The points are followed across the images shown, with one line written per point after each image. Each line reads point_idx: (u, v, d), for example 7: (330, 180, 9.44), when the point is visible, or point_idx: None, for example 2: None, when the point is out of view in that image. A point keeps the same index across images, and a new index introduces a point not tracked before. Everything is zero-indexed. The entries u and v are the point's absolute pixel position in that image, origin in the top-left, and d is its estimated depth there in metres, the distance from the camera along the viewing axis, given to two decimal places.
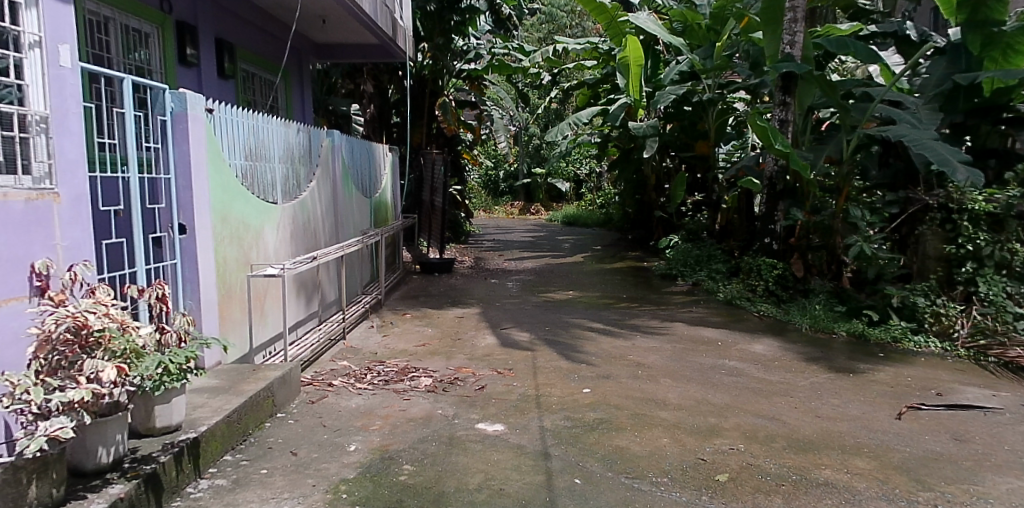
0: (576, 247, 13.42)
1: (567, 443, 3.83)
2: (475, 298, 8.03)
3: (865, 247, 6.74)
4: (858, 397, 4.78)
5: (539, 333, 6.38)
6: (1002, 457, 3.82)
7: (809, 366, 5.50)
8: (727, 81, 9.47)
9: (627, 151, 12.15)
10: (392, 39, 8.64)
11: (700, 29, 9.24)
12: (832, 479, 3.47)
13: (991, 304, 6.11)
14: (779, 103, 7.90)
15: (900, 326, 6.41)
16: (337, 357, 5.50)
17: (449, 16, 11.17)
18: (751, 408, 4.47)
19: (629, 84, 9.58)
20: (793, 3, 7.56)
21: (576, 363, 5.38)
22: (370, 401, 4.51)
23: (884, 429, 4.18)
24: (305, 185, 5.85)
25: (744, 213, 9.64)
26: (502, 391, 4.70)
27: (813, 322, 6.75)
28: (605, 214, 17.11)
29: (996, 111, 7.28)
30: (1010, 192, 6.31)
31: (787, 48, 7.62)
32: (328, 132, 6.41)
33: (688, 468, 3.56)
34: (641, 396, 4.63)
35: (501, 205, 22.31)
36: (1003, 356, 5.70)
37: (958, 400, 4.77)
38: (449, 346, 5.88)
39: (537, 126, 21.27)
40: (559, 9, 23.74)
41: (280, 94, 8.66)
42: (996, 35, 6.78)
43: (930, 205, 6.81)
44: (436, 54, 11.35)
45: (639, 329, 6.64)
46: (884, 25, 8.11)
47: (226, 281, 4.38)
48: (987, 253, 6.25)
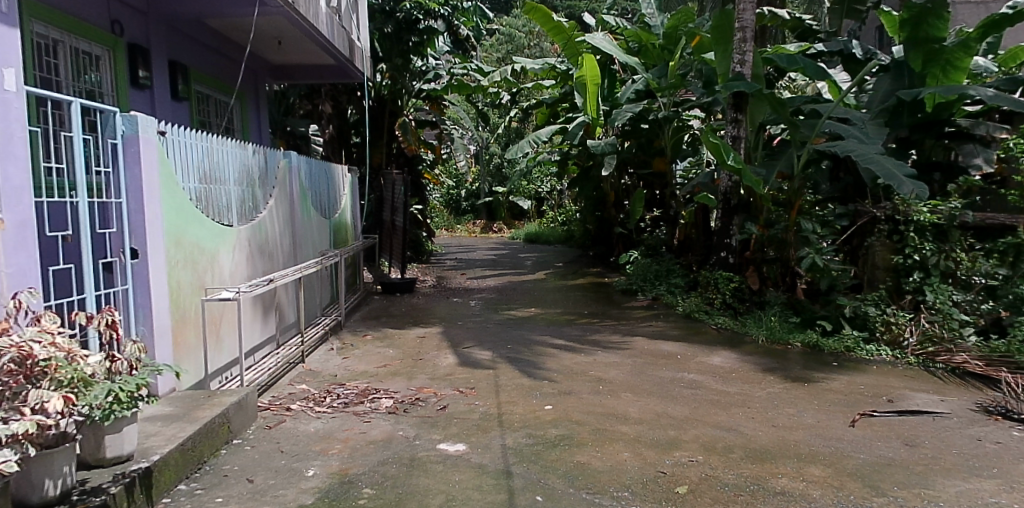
0: (539, 264, 13.50)
1: (529, 461, 3.83)
2: (436, 318, 8.01)
3: (817, 259, 6.88)
4: (813, 406, 4.87)
5: (501, 350, 6.37)
6: (951, 461, 3.93)
7: (765, 377, 5.59)
8: (682, 100, 9.70)
9: (586, 169, 12.38)
10: (349, 60, 8.63)
11: (654, 50, 9.51)
12: (789, 488, 3.53)
13: (937, 312, 6.32)
14: (731, 120, 8.07)
15: (852, 336, 6.54)
16: (296, 380, 5.43)
17: (407, 37, 11.23)
18: (710, 420, 4.52)
19: (587, 102, 9.72)
20: (742, 23, 7.79)
21: (538, 380, 5.39)
22: (330, 424, 4.45)
23: (838, 437, 4.27)
24: (263, 207, 5.81)
25: (701, 228, 9.81)
26: (464, 411, 4.68)
27: (768, 334, 6.88)
28: (566, 231, 17.26)
29: (938, 126, 7.66)
30: (952, 204, 6.54)
31: (737, 67, 7.80)
32: (285, 153, 6.36)
33: (648, 481, 3.59)
34: (602, 411, 4.66)
35: (463, 224, 22.33)
36: (950, 362, 5.90)
37: (909, 406, 4.90)
38: (411, 366, 5.84)
39: (497, 145, 21.45)
40: (517, 31, 24.16)
41: (235, 115, 8.58)
42: (938, 51, 7.13)
43: (877, 217, 7.05)
44: (393, 75, 11.43)
45: (599, 345, 6.67)
46: (831, 44, 8.28)
47: (180, 305, 4.30)
48: (933, 262, 6.48)
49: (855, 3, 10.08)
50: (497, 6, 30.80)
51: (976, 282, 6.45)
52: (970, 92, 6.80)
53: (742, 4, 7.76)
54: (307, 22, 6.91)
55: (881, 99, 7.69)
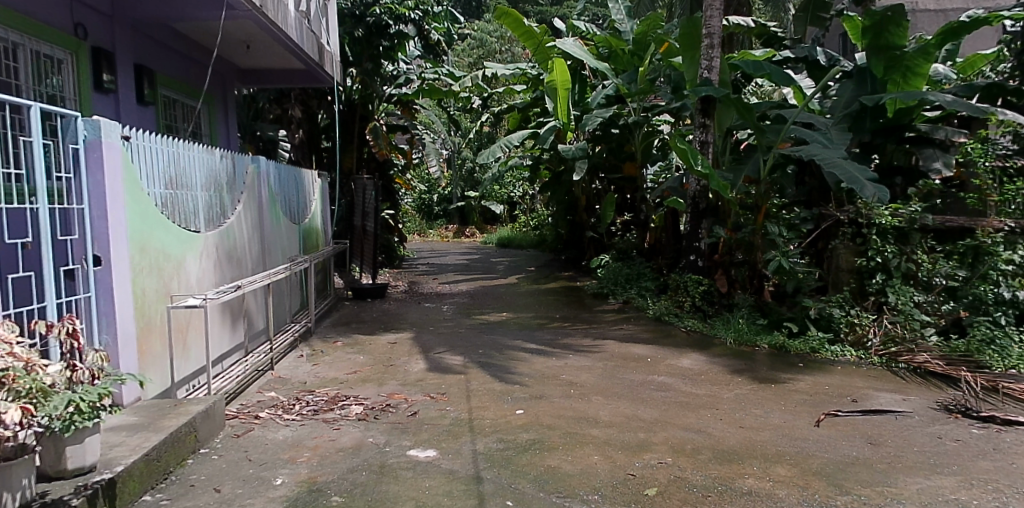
0: (511, 268, 13.52)
1: (499, 466, 3.83)
2: (408, 323, 7.98)
3: (783, 262, 6.99)
4: (780, 407, 4.94)
5: (472, 355, 6.36)
6: (913, 459, 4.02)
7: (733, 379, 5.66)
8: (651, 105, 9.80)
9: (557, 173, 12.45)
10: (319, 65, 8.57)
11: (624, 55, 9.58)
12: (755, 488, 3.58)
13: (900, 313, 6.50)
14: (699, 125, 8.14)
15: (818, 337, 6.65)
16: (265, 388, 5.37)
17: (378, 41, 11.19)
18: (679, 422, 4.57)
19: (558, 107, 9.77)
20: (709, 29, 7.87)
21: (509, 384, 5.40)
22: (299, 432, 4.41)
23: (804, 437, 4.34)
24: (230, 212, 5.73)
25: (671, 232, 9.92)
26: (435, 416, 4.67)
27: (736, 336, 6.97)
28: (539, 236, 17.33)
29: (900, 131, 7.89)
30: (912, 207, 6.71)
31: (704, 73, 7.90)
32: (253, 158, 6.29)
33: (618, 484, 3.62)
34: (572, 415, 4.68)
35: (435, 229, 22.25)
36: (912, 362, 6.02)
37: (872, 406, 5.00)
38: (382, 372, 5.81)
39: (469, 149, 21.45)
40: (489, 35, 24.20)
41: (202, 120, 8.48)
42: (899, 57, 7.30)
43: (841, 220, 7.12)
44: (364, 79, 11.33)
45: (571, 348, 6.70)
46: (797, 51, 8.42)
47: (144, 313, 4.22)
48: (894, 264, 6.64)
49: (819, 11, 10.29)
50: (468, 11, 30.85)
51: (936, 283, 6.67)
52: (930, 98, 6.96)
53: (709, 11, 7.85)
54: (275, 26, 6.83)
55: (845, 105, 7.81)
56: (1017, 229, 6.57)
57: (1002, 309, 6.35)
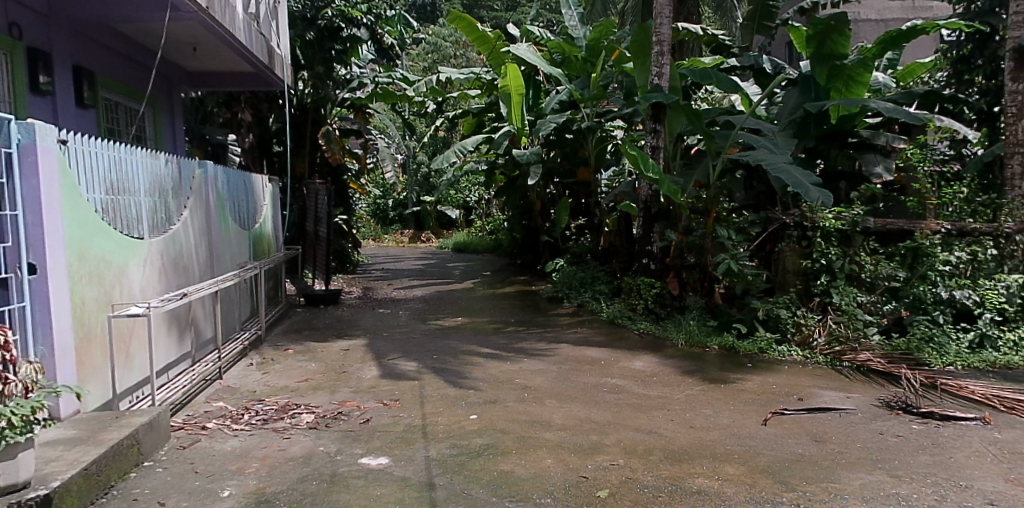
0: (466, 273, 13.48)
1: (452, 472, 3.81)
2: (361, 330, 7.89)
3: (732, 264, 7.12)
4: (729, 406, 5.04)
5: (426, 361, 6.32)
6: (855, 455, 4.14)
7: (684, 379, 5.75)
8: (603, 111, 9.91)
9: (512, 178, 12.50)
10: (268, 68, 8.42)
11: (576, 61, 9.71)
12: (705, 487, 3.64)
13: (844, 313, 6.70)
14: (650, 130, 8.25)
15: (766, 337, 6.78)
16: (213, 398, 5.25)
17: (330, 45, 11.09)
18: (631, 423, 4.62)
19: (511, 112, 9.81)
20: (659, 37, 7.99)
21: (464, 389, 5.38)
22: (247, 443, 4.31)
23: (752, 435, 4.43)
24: (176, 218, 5.58)
25: (624, 236, 10.02)
26: (387, 423, 4.62)
27: (687, 338, 7.07)
28: (495, 240, 17.32)
29: (842, 136, 8.13)
30: (855, 210, 6.91)
31: (655, 79, 8.03)
32: (200, 162, 6.15)
33: (571, 487, 3.64)
34: (526, 419, 4.69)
35: (390, 234, 22.08)
36: (856, 360, 6.20)
37: (817, 404, 5.13)
38: (334, 379, 5.73)
39: (424, 154, 21.36)
40: (444, 40, 24.16)
41: (146, 123, 8.26)
42: (840, 67, 7.54)
43: (787, 224, 7.27)
44: (316, 83, 11.30)
45: (526, 352, 6.71)
46: (743, 59, 8.61)
47: (84, 323, 4.08)
48: (838, 266, 6.83)
49: (765, 19, 10.53)
50: (422, 15, 30.73)
51: (879, 284, 6.87)
52: (870, 105, 7.20)
53: (659, 18, 7.98)
54: (222, 28, 6.71)
55: (789, 111, 8.09)
56: (953, 231, 6.97)
57: (940, 308, 6.69)
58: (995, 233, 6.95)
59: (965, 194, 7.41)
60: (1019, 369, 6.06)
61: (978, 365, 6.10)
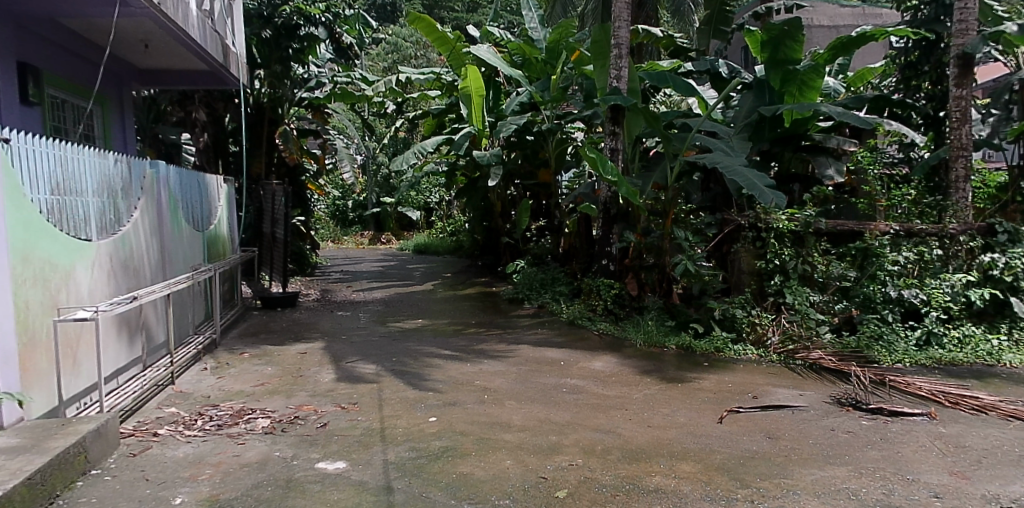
0: (427, 275, 13.42)
1: (410, 475, 3.79)
2: (319, 332, 7.78)
3: (689, 265, 7.21)
4: (686, 405, 5.11)
5: (385, 363, 6.27)
6: (807, 451, 4.23)
7: (642, 379, 5.82)
8: (563, 113, 9.98)
9: (472, 180, 12.49)
10: (223, 66, 8.25)
11: (537, 63, 9.77)
12: (662, 485, 3.68)
13: (796, 312, 6.87)
14: (609, 133, 8.28)
15: (722, 337, 6.89)
16: (165, 403, 5.12)
17: (287, 43, 10.93)
18: (590, 423, 4.65)
19: (472, 113, 9.82)
20: (618, 40, 8.04)
21: (423, 392, 5.35)
22: (200, 449, 4.22)
23: (708, 433, 4.50)
24: (127, 219, 5.43)
25: (584, 238, 10.09)
26: (345, 427, 4.57)
27: (646, 338, 7.14)
28: (456, 242, 17.26)
29: (796, 140, 8.34)
30: (807, 212, 7.08)
31: (614, 82, 8.06)
32: (151, 162, 5.99)
33: (530, 487, 3.65)
34: (486, 420, 4.68)
35: (350, 236, 21.84)
36: (808, 358, 6.33)
37: (771, 401, 5.24)
38: (290, 383, 5.64)
39: (384, 155, 21.20)
40: (404, 41, 24.04)
41: (95, 121, 8.04)
42: (793, 72, 7.73)
43: (742, 225, 7.35)
44: (272, 82, 11.05)
45: (486, 354, 6.70)
46: (699, 64, 8.67)
47: (27, 327, 3.95)
48: (791, 266, 6.99)
49: (721, 24, 10.71)
50: (382, 15, 30.51)
51: (831, 284, 7.08)
52: (822, 109, 7.36)
53: (618, 22, 8.05)
54: (175, 26, 6.57)
55: (745, 115, 8.18)
56: (901, 233, 7.23)
57: (889, 307, 6.87)
58: (941, 234, 7.22)
59: (913, 197, 7.74)
60: (963, 366, 6.28)
61: (925, 362, 6.30)
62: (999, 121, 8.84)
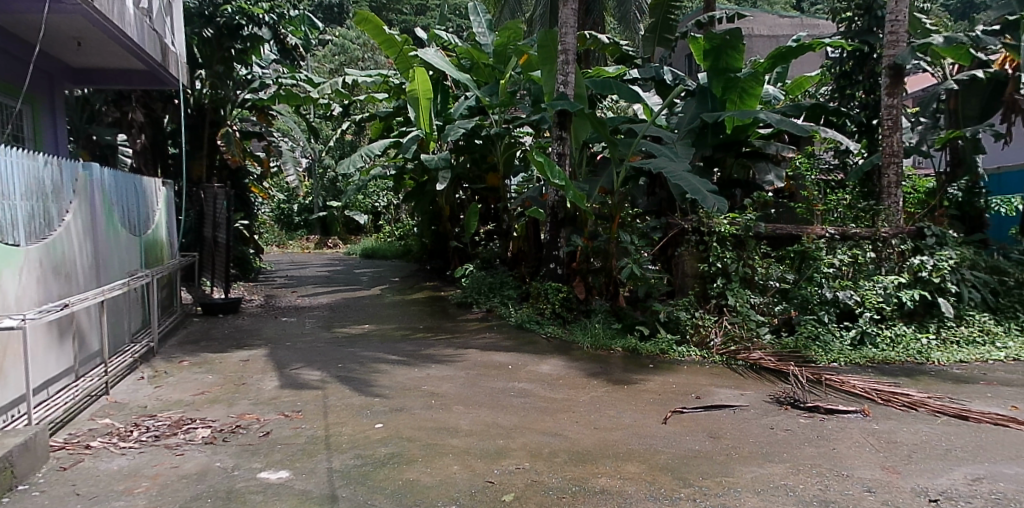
0: (374, 279, 13.28)
1: (355, 483, 3.74)
2: (262, 339, 7.62)
3: (635, 268, 7.29)
4: (632, 406, 5.18)
5: (331, 370, 6.17)
6: (748, 449, 4.34)
7: (589, 381, 5.88)
8: (512, 118, 10.03)
9: (421, 183, 12.41)
10: (162, 66, 8.01)
11: (485, 68, 9.82)
12: (607, 486, 3.72)
13: (738, 314, 7.04)
14: (556, 137, 8.27)
15: (666, 339, 7.01)
16: (98, 415, 4.94)
17: (230, 43, 10.67)
18: (537, 426, 4.67)
19: (419, 116, 9.79)
20: (565, 46, 8.13)
21: (369, 398, 5.29)
22: (136, 461, 4.08)
23: (652, 434, 4.57)
24: (58, 223, 5.22)
25: (532, 241, 10.12)
26: (289, 435, 4.48)
27: (593, 341, 7.21)
28: (404, 246, 17.12)
29: (737, 146, 8.58)
30: (748, 216, 7.29)
31: (561, 88, 8.16)
32: (84, 164, 5.79)
33: (476, 492, 3.64)
34: (433, 426, 4.66)
35: (296, 240, 21.46)
36: (749, 359, 6.48)
37: (713, 401, 5.35)
38: (232, 392, 5.51)
39: (330, 158, 20.90)
40: (350, 43, 23.81)
41: (25, 121, 7.71)
42: (734, 80, 7.93)
43: (685, 229, 7.50)
44: (214, 82, 10.78)
45: (433, 359, 6.67)
46: (644, 71, 8.90)
47: None
48: (733, 269, 7.17)
49: (666, 32, 10.92)
50: (329, 17, 30.13)
51: (770, 286, 7.31)
52: (761, 116, 7.57)
53: (565, 27, 8.13)
54: (110, 23, 6.37)
55: (689, 121, 8.39)
56: (836, 236, 7.48)
57: (825, 308, 7.11)
58: (874, 238, 7.49)
59: (848, 201, 8.02)
60: (895, 364, 6.52)
61: (859, 360, 6.53)
62: (927, 129, 9.27)
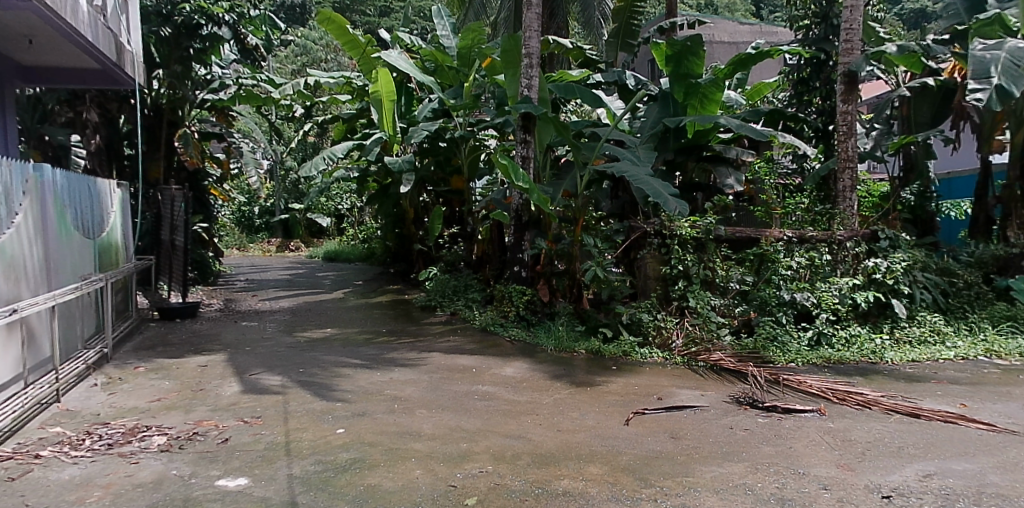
0: (337, 283, 13.15)
1: (316, 489, 3.70)
2: (221, 344, 7.48)
3: (598, 271, 7.35)
4: (595, 408, 5.21)
5: (292, 374, 6.09)
6: (708, 449, 4.39)
7: (552, 384, 5.90)
8: (477, 120, 10.03)
9: (384, 186, 12.28)
10: (117, 65, 7.80)
11: (449, 70, 9.81)
12: (570, 488, 3.74)
13: (699, 316, 7.14)
14: (519, 141, 8.27)
15: (629, 341, 7.07)
16: (48, 423, 4.79)
17: (188, 42, 10.44)
18: (501, 429, 4.67)
19: (383, 118, 9.73)
20: (528, 50, 8.15)
21: (331, 403, 5.24)
22: (88, 470, 3.97)
23: (614, 435, 4.61)
24: (7, 226, 5.06)
25: (496, 244, 10.14)
26: (248, 442, 4.41)
27: (556, 343, 7.24)
28: (367, 249, 16.98)
29: (698, 150, 8.72)
30: (708, 219, 7.39)
31: (524, 91, 8.16)
32: (35, 165, 5.63)
33: (439, 496, 3.63)
34: (395, 430, 4.63)
35: (257, 243, 21.13)
36: (709, 360, 6.56)
37: (674, 402, 5.41)
38: (189, 398, 5.40)
39: (292, 159, 20.63)
40: (313, 44, 23.56)
41: None
42: (695, 86, 8.06)
43: (648, 232, 7.58)
44: (172, 82, 10.52)
45: (396, 363, 6.62)
46: (607, 75, 8.91)
47: None
48: (694, 272, 7.27)
49: (629, 38, 11.01)
50: (291, 17, 29.75)
51: (731, 288, 7.44)
52: (720, 121, 7.71)
53: (528, 31, 8.16)
54: (63, 20, 6.19)
55: (650, 125, 8.41)
56: (793, 239, 7.66)
57: (783, 309, 7.26)
58: (830, 241, 7.68)
59: (806, 205, 8.23)
60: (850, 364, 6.68)
61: (815, 361, 6.67)
62: (880, 135, 9.54)
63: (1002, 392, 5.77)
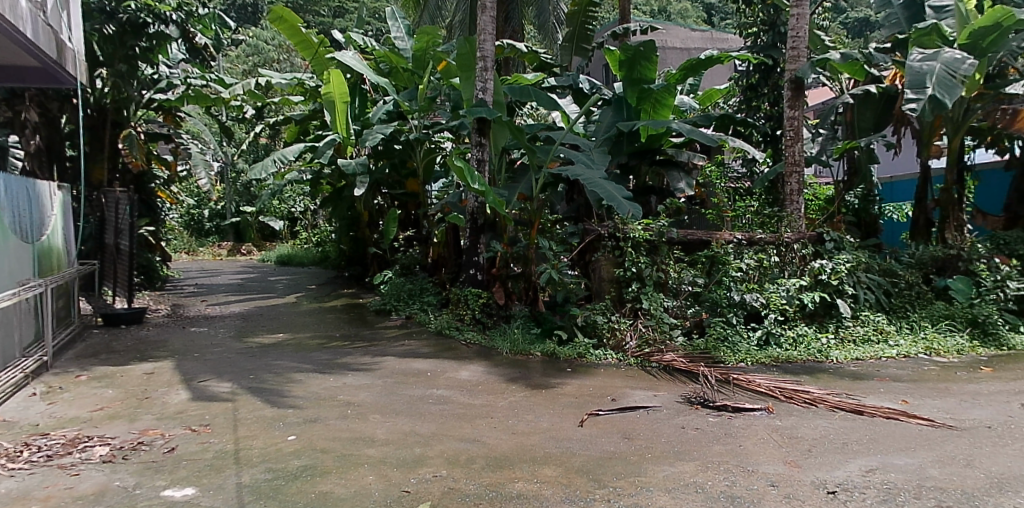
0: (290, 287, 12.92)
1: (266, 498, 3.63)
2: (169, 351, 7.28)
3: (553, 273, 7.41)
4: (549, 410, 5.23)
5: (242, 381, 5.96)
6: (660, 449, 4.45)
7: (507, 386, 5.90)
8: (432, 123, 9.96)
9: (338, 189, 12.10)
10: (57, 63, 7.52)
11: (404, 72, 9.78)
12: (524, 491, 3.75)
13: (652, 317, 7.23)
14: (475, 143, 8.28)
15: (584, 343, 7.11)
16: None
17: (133, 42, 9.98)
18: (455, 433, 4.66)
19: (336, 120, 9.57)
20: (483, 53, 8.11)
21: (282, 409, 5.14)
22: (25, 483, 3.82)
23: (568, 437, 4.64)
24: None
25: (452, 247, 10.12)
26: (195, 451, 4.30)
27: (512, 346, 7.25)
28: (321, 253, 16.74)
29: (651, 154, 8.86)
30: (661, 222, 7.51)
31: (479, 94, 8.12)
32: None
33: (392, 502, 3.60)
34: (348, 436, 4.57)
35: (207, 247, 20.65)
36: (662, 361, 6.64)
37: (628, 403, 5.46)
38: (134, 407, 5.24)
39: (244, 161, 20.24)
40: (265, 44, 23.17)
41: None
42: (648, 91, 8.17)
43: (601, 234, 7.65)
44: (115, 82, 9.96)
45: (349, 368, 6.54)
46: (561, 79, 9.05)
47: None
48: (647, 274, 7.36)
49: (582, 42, 11.11)
50: (242, 16, 29.20)
51: (683, 289, 7.52)
52: (673, 125, 7.84)
53: (483, 34, 8.14)
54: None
55: (605, 130, 8.50)
56: (743, 242, 7.84)
57: (733, 310, 7.41)
58: (778, 243, 7.87)
59: (755, 208, 8.41)
60: (797, 363, 6.84)
61: (764, 360, 6.82)
62: (825, 140, 9.82)
63: (941, 388, 5.99)
